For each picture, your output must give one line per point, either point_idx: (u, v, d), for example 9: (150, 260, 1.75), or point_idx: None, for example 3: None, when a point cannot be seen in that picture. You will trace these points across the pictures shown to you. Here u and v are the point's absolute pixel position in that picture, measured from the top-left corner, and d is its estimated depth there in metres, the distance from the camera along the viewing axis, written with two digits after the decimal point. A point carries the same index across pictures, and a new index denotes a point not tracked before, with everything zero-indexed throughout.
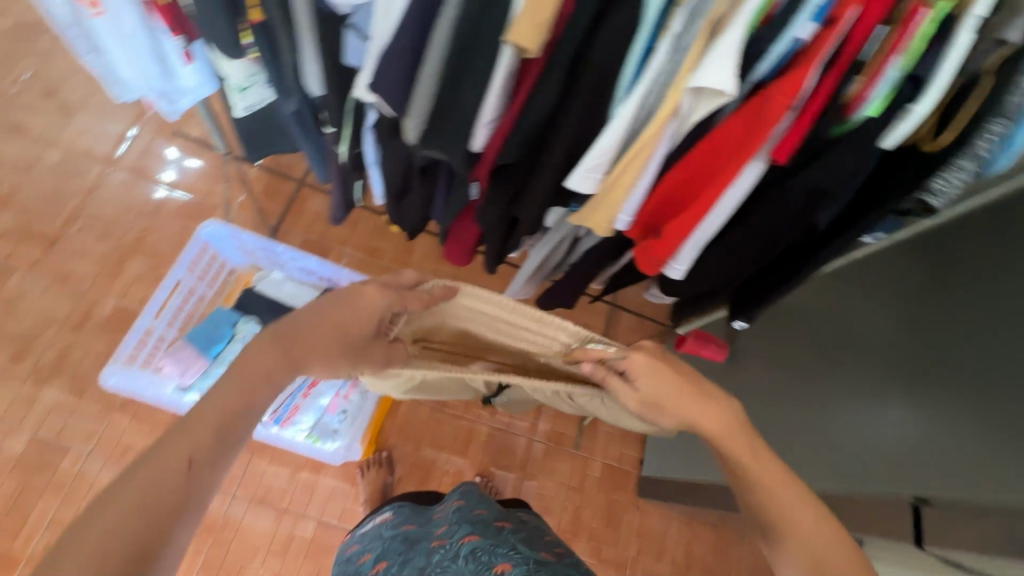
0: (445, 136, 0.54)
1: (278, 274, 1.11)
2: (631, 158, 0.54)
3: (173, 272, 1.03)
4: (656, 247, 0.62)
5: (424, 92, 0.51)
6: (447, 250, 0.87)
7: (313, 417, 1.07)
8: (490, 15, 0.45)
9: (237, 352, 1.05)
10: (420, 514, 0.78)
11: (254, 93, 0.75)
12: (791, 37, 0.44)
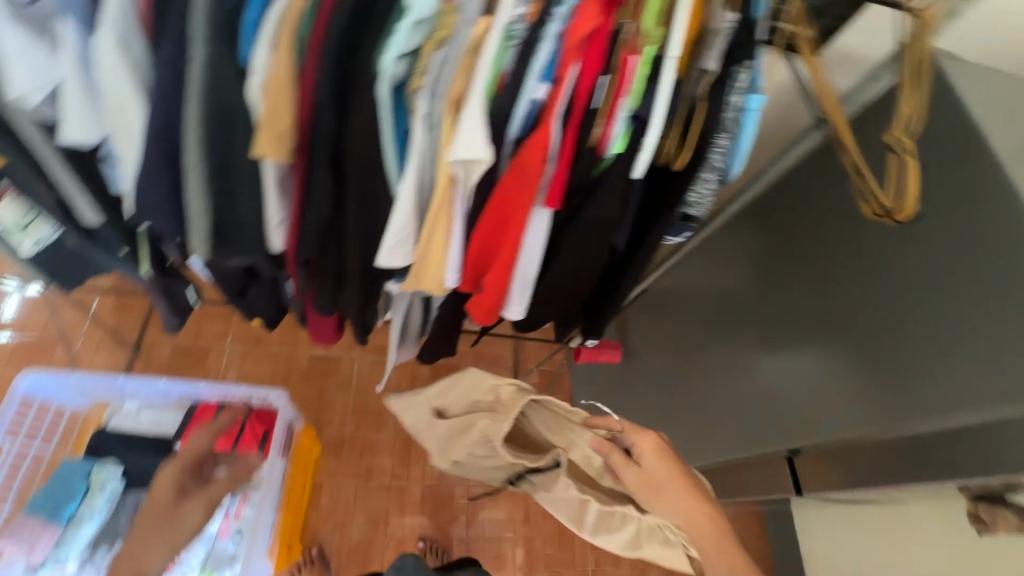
0: (237, 246, 0.53)
1: (131, 405, 1.03)
2: (431, 225, 0.55)
3: None
4: (481, 299, 0.64)
5: (197, 213, 0.49)
6: (313, 333, 0.85)
7: (202, 552, 0.98)
8: (234, 128, 0.45)
9: (98, 506, 0.92)
10: None
11: (38, 227, 0.70)
12: (527, 98, 0.48)
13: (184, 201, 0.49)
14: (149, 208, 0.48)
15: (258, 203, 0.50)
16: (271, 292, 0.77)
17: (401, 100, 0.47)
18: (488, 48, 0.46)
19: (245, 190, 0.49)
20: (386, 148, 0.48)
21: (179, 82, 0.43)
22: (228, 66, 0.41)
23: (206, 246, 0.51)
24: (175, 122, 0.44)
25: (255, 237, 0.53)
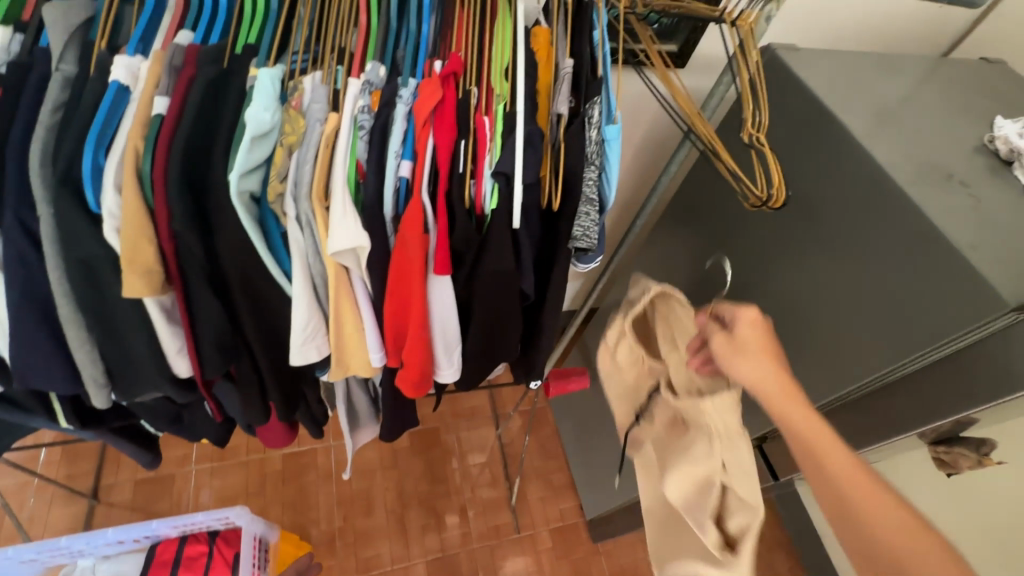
0: (142, 383, 0.52)
1: (85, 561, 0.96)
2: (338, 315, 0.56)
3: None
4: (408, 375, 0.62)
5: (88, 360, 0.48)
6: (265, 440, 0.82)
7: None
8: (101, 275, 0.44)
9: None
10: None
11: None
12: (394, 176, 0.50)
13: (71, 355, 0.48)
14: (29, 374, 0.47)
15: (148, 338, 0.49)
16: (206, 412, 0.73)
17: (268, 208, 0.48)
18: (341, 140, 0.48)
19: (133, 328, 0.48)
20: (262, 255, 0.47)
21: (32, 241, 0.42)
22: (75, 214, 0.41)
23: (105, 393, 0.51)
24: (38, 280, 0.43)
25: (158, 370, 0.52)
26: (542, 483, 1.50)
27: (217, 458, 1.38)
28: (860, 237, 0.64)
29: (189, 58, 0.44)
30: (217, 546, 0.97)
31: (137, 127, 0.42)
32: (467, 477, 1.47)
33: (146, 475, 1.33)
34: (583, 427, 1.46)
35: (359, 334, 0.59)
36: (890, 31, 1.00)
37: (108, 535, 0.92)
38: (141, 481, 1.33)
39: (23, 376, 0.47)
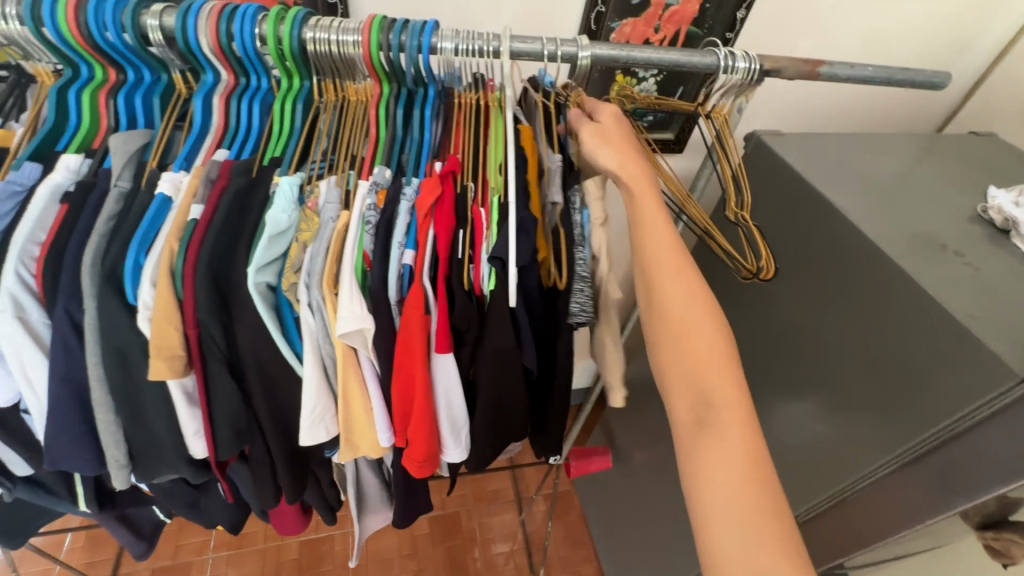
0: (161, 464, 0.55)
1: None
2: (346, 395, 0.59)
3: None
4: (414, 454, 0.63)
5: (112, 443, 0.52)
6: (278, 525, 0.83)
7: None
8: (132, 363, 0.49)
9: None
10: None
11: None
12: (398, 264, 0.54)
13: (99, 438, 0.52)
14: (59, 454, 0.51)
15: (171, 419, 0.53)
16: (223, 496, 0.75)
17: (283, 295, 0.53)
18: (350, 233, 0.54)
19: (156, 411, 0.52)
20: (275, 338, 0.52)
21: (77, 335, 0.48)
22: (115, 308, 0.46)
23: (123, 473, 0.54)
24: (79, 370, 0.49)
25: (176, 451, 0.55)
26: None
27: (233, 545, 1.37)
28: (862, 309, 0.65)
29: (222, 172, 0.52)
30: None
31: (174, 231, 0.48)
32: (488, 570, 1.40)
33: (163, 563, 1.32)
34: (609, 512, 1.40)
35: (365, 413, 0.61)
36: (875, 110, 1.06)
37: None
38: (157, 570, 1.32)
39: (54, 459, 0.51)
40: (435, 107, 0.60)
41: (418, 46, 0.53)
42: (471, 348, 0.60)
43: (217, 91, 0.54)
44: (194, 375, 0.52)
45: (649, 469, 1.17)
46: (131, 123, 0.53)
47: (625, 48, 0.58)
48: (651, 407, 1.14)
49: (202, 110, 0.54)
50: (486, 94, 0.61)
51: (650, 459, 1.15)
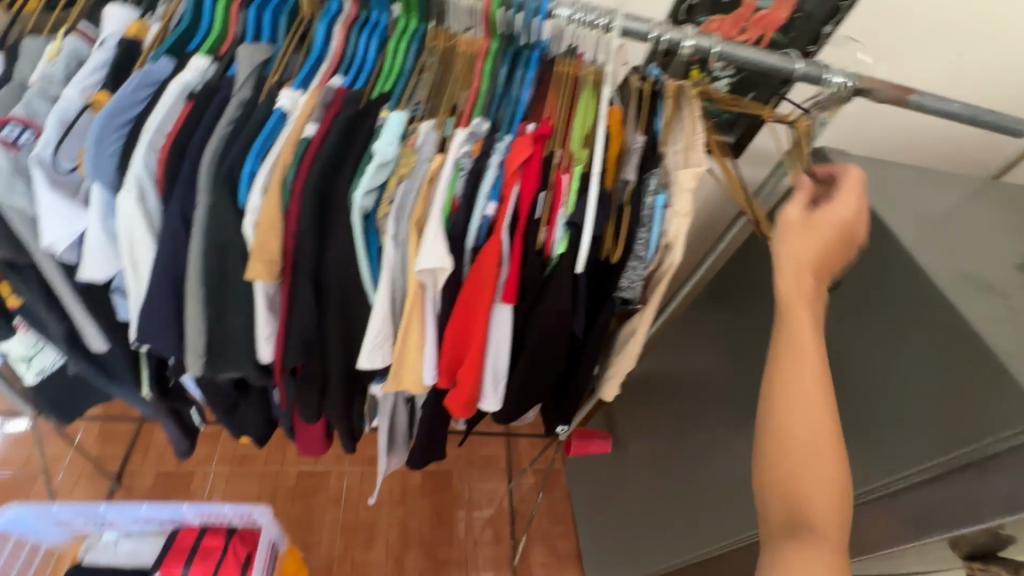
0: (233, 359, 0.58)
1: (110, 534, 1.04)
2: (406, 329, 0.61)
3: None
4: (457, 394, 0.67)
5: (195, 331, 0.55)
6: (302, 445, 0.88)
7: None
8: (230, 260, 0.52)
9: None
10: None
11: (43, 356, 0.76)
12: (480, 215, 0.57)
13: (182, 325, 0.56)
14: (150, 332, 0.55)
15: (249, 321, 0.57)
16: (261, 404, 0.80)
17: (373, 223, 0.56)
18: (443, 178, 0.56)
19: (238, 308, 0.56)
20: (359, 262, 0.55)
21: (184, 225, 0.51)
22: (226, 206, 0.50)
23: (200, 362, 0.57)
24: (178, 255, 0.52)
25: (247, 352, 0.58)
26: (547, 548, 1.49)
27: (232, 463, 1.42)
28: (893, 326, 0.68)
29: (336, 98, 0.54)
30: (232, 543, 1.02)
31: (289, 144, 0.51)
32: (468, 528, 1.46)
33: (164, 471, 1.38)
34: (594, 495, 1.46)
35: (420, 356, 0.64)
36: (940, 144, 1.06)
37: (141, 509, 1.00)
38: (161, 474, 1.38)
39: (144, 334, 0.55)
40: (537, 69, 0.61)
41: (535, 8, 0.55)
42: (530, 305, 0.64)
43: (339, 19, 0.57)
44: (279, 283, 0.56)
45: (644, 462, 1.21)
46: (256, 35, 0.56)
47: (730, 45, 0.60)
48: (659, 401, 1.17)
49: (322, 36, 0.57)
50: (581, 65, 0.63)
51: (646, 452, 1.19)
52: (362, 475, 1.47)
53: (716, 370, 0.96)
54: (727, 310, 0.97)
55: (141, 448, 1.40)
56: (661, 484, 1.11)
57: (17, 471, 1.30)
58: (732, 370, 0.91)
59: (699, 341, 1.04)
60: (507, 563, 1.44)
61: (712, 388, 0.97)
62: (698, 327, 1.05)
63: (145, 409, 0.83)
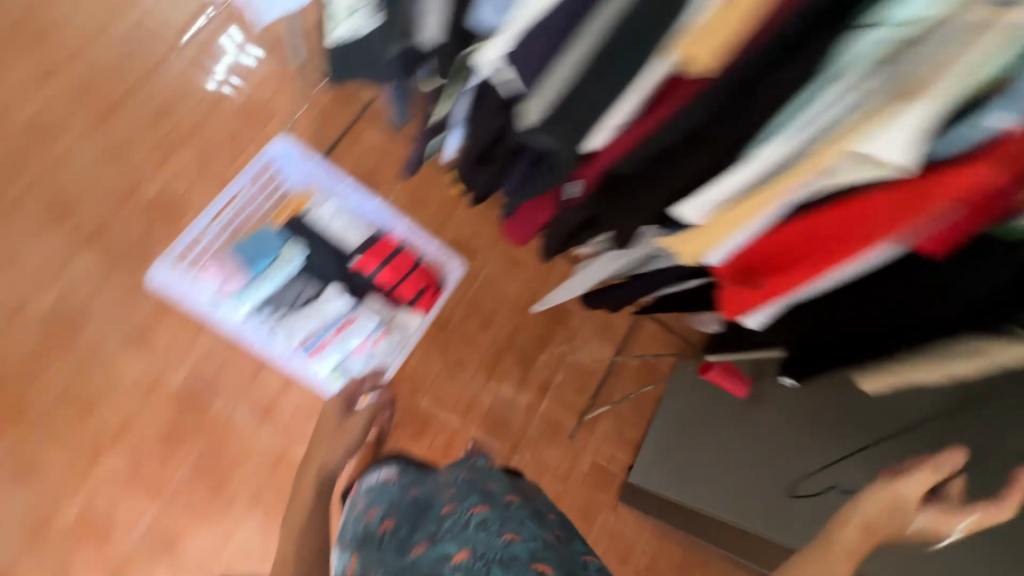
0: (565, 129, 0.62)
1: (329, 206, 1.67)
2: (746, 205, 0.61)
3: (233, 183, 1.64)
4: (739, 292, 0.71)
5: (558, 81, 0.59)
6: (511, 229, 1.02)
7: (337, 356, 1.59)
8: (651, 27, 0.53)
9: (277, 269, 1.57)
10: (421, 478, 1.02)
11: (356, 18, 0.87)
12: (983, 125, 0.47)
13: (551, 67, 0.59)
14: (533, 76, 0.60)
15: (612, 102, 0.59)
16: (515, 173, 0.91)
17: (853, 63, 0.50)
18: (970, 53, 0.43)
19: (613, 80, 0.57)
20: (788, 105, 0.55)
21: None
22: None
23: (540, 107, 0.61)
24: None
25: (581, 126, 0.61)
26: (613, 425, 1.82)
27: (416, 201, 1.78)
28: None
29: None
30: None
31: None
32: (553, 356, 1.83)
33: (376, 180, 1.75)
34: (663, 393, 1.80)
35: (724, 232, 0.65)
36: None
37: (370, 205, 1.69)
38: (373, 181, 1.75)
39: (515, 59, 0.60)
40: None
41: None
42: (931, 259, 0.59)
43: None
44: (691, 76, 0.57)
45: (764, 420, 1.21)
46: None
47: None
48: None
49: None
50: None
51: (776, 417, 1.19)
52: (503, 269, 1.81)
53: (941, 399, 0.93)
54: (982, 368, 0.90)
55: (371, 155, 1.76)
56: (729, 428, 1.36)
57: (296, 125, 1.72)
58: None
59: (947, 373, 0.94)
60: (575, 415, 1.81)
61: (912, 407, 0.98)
62: None
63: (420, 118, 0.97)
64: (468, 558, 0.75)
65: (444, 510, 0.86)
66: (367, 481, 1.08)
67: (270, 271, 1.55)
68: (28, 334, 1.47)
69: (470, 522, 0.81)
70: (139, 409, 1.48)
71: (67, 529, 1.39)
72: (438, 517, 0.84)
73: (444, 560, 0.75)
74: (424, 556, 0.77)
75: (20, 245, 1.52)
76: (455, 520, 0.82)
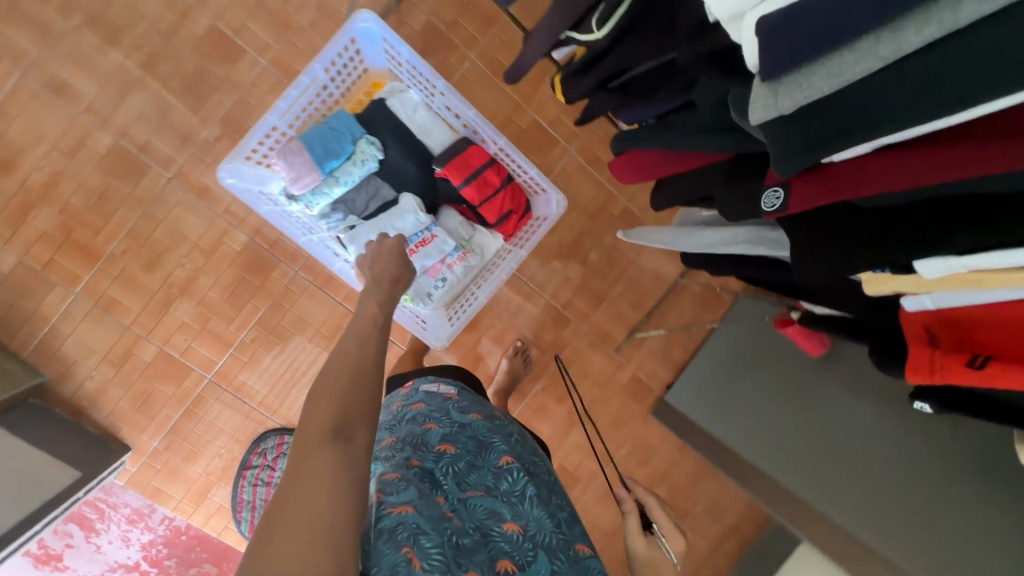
0: (800, 144, 0.52)
1: (410, 93, 1.22)
2: (999, 279, 0.54)
3: (314, 67, 1.08)
4: (935, 357, 0.66)
5: (821, 85, 0.47)
6: (620, 163, 0.87)
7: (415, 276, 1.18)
8: (996, 67, 0.40)
9: (351, 172, 1.15)
10: (477, 405, 0.98)
11: None
12: None
13: (818, 68, 0.47)
14: (786, 69, 0.48)
15: (879, 134, 0.48)
16: (652, 112, 0.73)
17: None
18: None
19: (895, 111, 0.46)
20: None
21: None
22: None
23: (773, 108, 0.50)
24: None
25: (823, 147, 0.51)
26: (661, 342, 1.81)
27: (492, 71, 1.55)
28: None
29: None
30: (504, 191, 1.20)
31: None
32: (616, 267, 1.74)
33: (451, 39, 1.51)
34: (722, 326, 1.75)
35: (959, 286, 0.59)
36: None
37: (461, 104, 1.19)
38: (448, 40, 1.51)
39: (783, 41, 0.47)
40: None
41: None
42: None
43: None
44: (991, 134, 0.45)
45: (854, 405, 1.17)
46: None
47: None
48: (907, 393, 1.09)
49: None
50: None
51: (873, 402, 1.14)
52: (579, 166, 1.65)
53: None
54: None
55: (448, 5, 1.50)
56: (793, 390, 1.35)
57: None
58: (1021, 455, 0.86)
59: None
60: (625, 329, 1.78)
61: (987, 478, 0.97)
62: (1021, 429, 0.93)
63: (548, 23, 0.69)
64: (520, 533, 0.71)
65: (502, 463, 0.82)
66: (419, 385, 1.02)
67: (350, 175, 1.14)
68: (88, 172, 1.39)
69: (526, 496, 0.78)
70: (206, 264, 1.48)
71: (148, 363, 1.49)
72: (495, 471, 0.80)
73: (496, 519, 0.71)
74: (474, 499, 0.73)
75: (62, 67, 1.35)
76: (513, 482, 0.79)
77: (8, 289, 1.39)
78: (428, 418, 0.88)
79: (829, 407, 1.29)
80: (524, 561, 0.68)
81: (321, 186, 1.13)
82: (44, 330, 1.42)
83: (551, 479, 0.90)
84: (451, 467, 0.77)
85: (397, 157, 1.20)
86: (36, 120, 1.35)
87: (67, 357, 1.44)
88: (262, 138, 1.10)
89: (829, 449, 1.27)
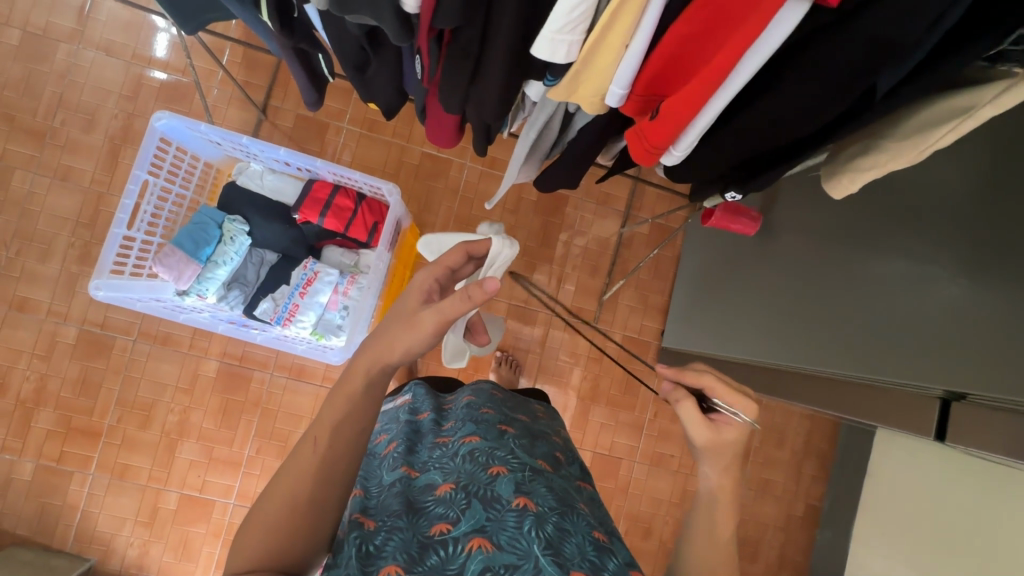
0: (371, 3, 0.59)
1: (256, 166, 1.35)
2: (611, 17, 0.57)
3: (140, 174, 1.20)
4: (648, 139, 0.72)
5: None
6: (433, 134, 0.93)
7: (314, 316, 1.31)
8: None
9: (220, 250, 1.28)
10: (428, 402, 1.14)
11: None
12: None
13: None
14: None
15: None
16: (389, 72, 0.80)
17: None
18: None
19: None
20: None
21: None
22: None
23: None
24: None
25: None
26: (636, 295, 1.78)
27: (368, 129, 1.67)
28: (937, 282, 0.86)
29: None
30: (361, 209, 1.32)
31: None
32: (558, 244, 1.76)
33: (320, 119, 1.66)
34: (684, 251, 1.73)
35: (610, 56, 0.62)
36: None
37: (280, 153, 1.27)
38: (318, 121, 1.65)
39: None
40: None
41: None
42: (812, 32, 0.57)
43: None
44: None
45: (790, 256, 1.22)
46: None
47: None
48: (821, 247, 1.13)
49: None
50: None
51: (802, 254, 1.18)
52: (480, 173, 1.72)
53: (899, 270, 0.93)
54: (930, 237, 0.89)
55: None
56: (734, 284, 1.42)
57: (220, 88, 1.61)
58: (877, 263, 0.98)
59: (919, 240, 0.91)
60: (594, 298, 1.77)
61: (876, 281, 0.97)
62: (881, 236, 0.99)
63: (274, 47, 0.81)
64: (452, 487, 0.82)
65: (439, 442, 0.97)
66: (393, 414, 1.13)
67: (217, 253, 1.27)
68: (67, 364, 1.54)
69: (459, 452, 0.90)
70: (192, 400, 1.58)
71: (174, 512, 1.56)
72: (434, 446, 0.96)
73: (430, 489, 0.83)
74: (412, 484, 0.85)
75: (19, 287, 1.54)
76: (441, 454, 0.92)
77: (35, 493, 1.51)
78: (387, 445, 0.99)
79: (754, 279, 1.33)
80: (459, 512, 0.78)
81: (203, 273, 1.27)
82: (76, 518, 1.52)
83: (500, 420, 1.03)
84: (390, 471, 0.89)
85: (261, 224, 1.33)
86: (11, 339, 1.53)
87: (104, 535, 1.53)
88: (131, 249, 1.25)
89: (761, 313, 1.27)
